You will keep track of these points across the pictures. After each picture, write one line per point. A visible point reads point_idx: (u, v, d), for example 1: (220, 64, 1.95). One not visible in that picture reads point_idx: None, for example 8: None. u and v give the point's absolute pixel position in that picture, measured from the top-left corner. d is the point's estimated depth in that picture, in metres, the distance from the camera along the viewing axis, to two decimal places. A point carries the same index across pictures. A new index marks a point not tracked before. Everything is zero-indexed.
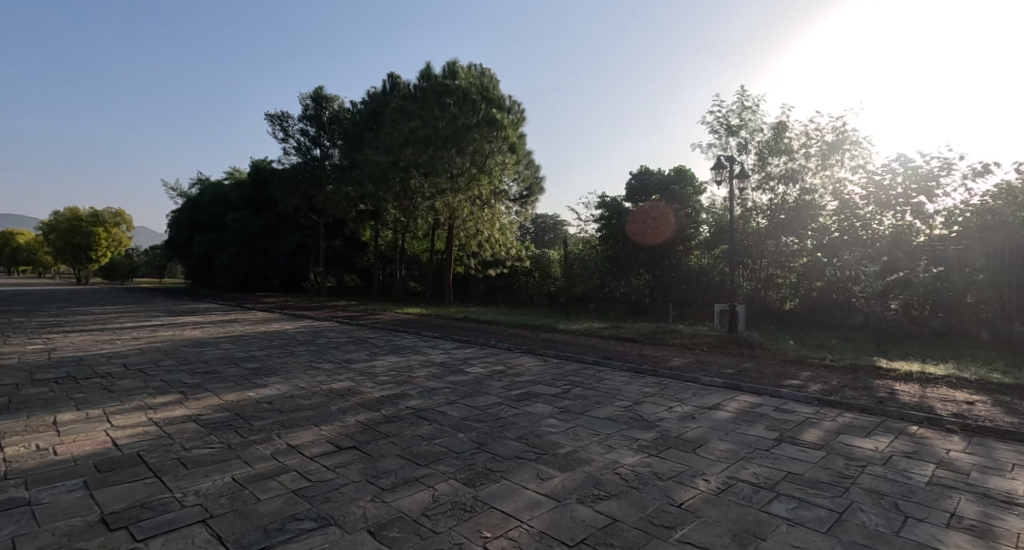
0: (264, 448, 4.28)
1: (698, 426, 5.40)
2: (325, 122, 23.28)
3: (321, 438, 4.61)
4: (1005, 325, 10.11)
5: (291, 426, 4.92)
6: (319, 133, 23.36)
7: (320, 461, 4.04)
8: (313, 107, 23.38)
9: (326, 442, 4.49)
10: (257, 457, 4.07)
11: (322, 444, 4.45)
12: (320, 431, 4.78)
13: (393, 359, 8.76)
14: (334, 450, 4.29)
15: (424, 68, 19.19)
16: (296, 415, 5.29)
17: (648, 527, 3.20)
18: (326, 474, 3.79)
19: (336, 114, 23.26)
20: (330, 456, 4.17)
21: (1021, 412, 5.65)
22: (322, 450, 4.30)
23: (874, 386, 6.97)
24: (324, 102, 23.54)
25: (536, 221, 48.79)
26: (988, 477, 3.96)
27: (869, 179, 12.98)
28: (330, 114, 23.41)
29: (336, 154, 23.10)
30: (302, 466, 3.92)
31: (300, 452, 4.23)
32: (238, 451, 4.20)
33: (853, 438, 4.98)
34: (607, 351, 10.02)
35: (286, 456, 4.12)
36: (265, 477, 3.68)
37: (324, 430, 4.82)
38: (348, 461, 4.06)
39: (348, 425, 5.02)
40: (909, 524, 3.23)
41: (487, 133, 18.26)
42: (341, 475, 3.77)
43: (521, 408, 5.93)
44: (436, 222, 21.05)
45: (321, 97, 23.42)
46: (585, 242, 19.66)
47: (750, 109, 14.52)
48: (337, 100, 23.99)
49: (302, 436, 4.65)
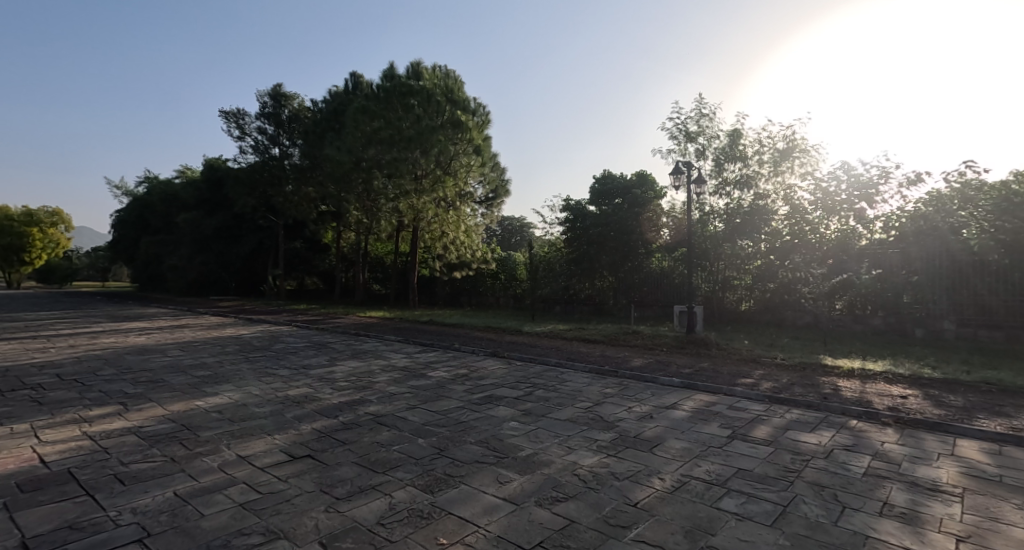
0: (210, 460, 4.12)
1: (656, 426, 5.52)
2: (284, 120, 22.61)
3: (274, 447, 4.47)
4: (936, 323, 10.81)
5: (242, 436, 4.75)
6: (277, 132, 22.65)
7: (272, 471, 3.92)
8: (271, 105, 22.64)
9: (279, 452, 4.36)
10: (203, 470, 3.91)
11: (274, 454, 4.31)
12: (273, 440, 4.64)
13: (354, 364, 8.58)
14: (288, 460, 4.17)
15: (387, 68, 18.91)
16: (248, 424, 5.11)
17: (604, 527, 3.24)
18: (278, 485, 3.67)
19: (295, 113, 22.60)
20: (283, 466, 4.05)
21: (948, 404, 6.02)
22: (274, 460, 4.16)
23: (819, 383, 7.29)
24: (284, 99, 22.85)
25: (502, 222, 48.99)
26: (917, 466, 4.21)
27: (817, 185, 13.59)
28: (290, 112, 22.75)
29: (296, 153, 22.50)
30: (252, 477, 3.80)
31: (250, 463, 4.09)
32: (182, 464, 4.02)
33: (799, 434, 5.19)
34: (571, 353, 10.12)
35: (234, 468, 3.97)
36: (211, 491, 3.54)
37: (278, 439, 4.68)
38: (302, 471, 3.96)
39: (303, 433, 4.89)
40: (847, 514, 3.39)
41: (452, 134, 18.18)
42: (294, 486, 3.66)
43: (483, 412, 5.92)
44: (399, 223, 20.76)
45: (280, 94, 22.70)
46: (550, 245, 19.97)
47: (708, 116, 14.98)
48: (297, 98, 23.25)
49: (253, 446, 4.50)
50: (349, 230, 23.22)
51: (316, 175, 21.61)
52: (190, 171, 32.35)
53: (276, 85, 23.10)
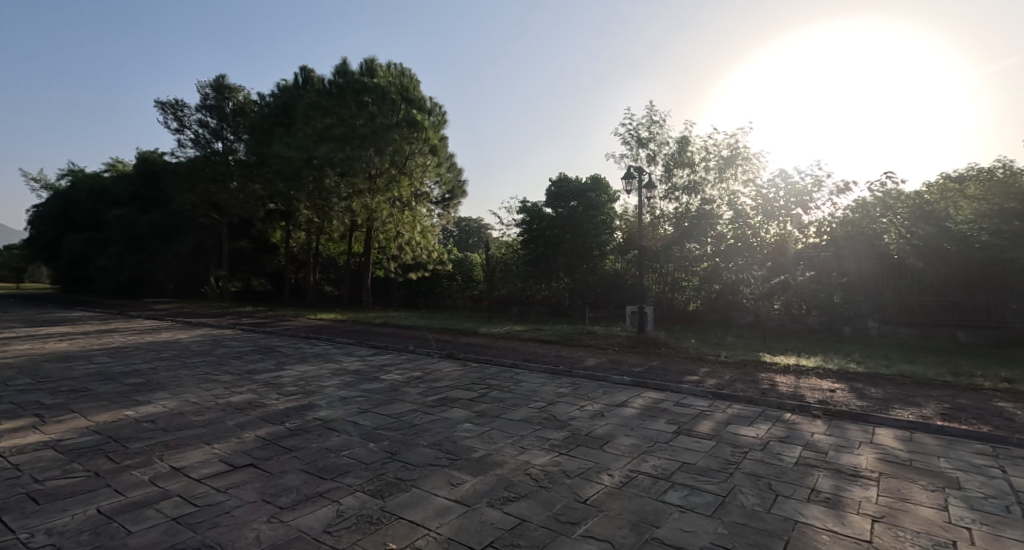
0: (140, 474, 3.92)
1: (607, 423, 5.67)
2: (228, 114, 21.76)
3: (213, 457, 4.30)
4: (862, 322, 11.60)
5: (177, 446, 4.54)
6: (220, 126, 21.78)
7: (209, 483, 3.78)
8: (214, 97, 21.70)
9: (218, 462, 4.20)
10: (131, 484, 3.73)
11: (213, 464, 4.15)
12: (212, 450, 4.47)
13: (302, 368, 8.35)
14: (228, 470, 4.03)
15: (340, 64, 18.42)
16: (184, 434, 4.90)
17: (554, 525, 3.32)
18: (216, 497, 3.55)
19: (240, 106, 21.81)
20: (222, 476, 3.91)
21: (870, 396, 6.49)
22: (213, 471, 4.01)
23: (759, 379, 7.66)
24: (228, 92, 21.91)
25: (459, 222, 48.70)
26: (842, 454, 4.52)
27: (758, 192, 14.32)
28: (234, 105, 21.92)
29: (241, 148, 21.66)
30: (188, 490, 3.65)
31: (185, 475, 3.92)
32: (107, 479, 3.82)
33: (739, 427, 5.46)
34: (526, 354, 10.21)
35: (167, 481, 3.80)
36: (140, 506, 3.39)
37: (217, 448, 4.51)
38: (243, 481, 3.83)
39: (246, 441, 4.74)
40: (779, 502, 3.60)
41: (407, 134, 17.96)
42: (234, 497, 3.55)
43: (437, 414, 5.89)
44: (352, 222, 20.31)
45: (223, 87, 21.77)
46: (507, 246, 20.09)
47: (658, 123, 15.47)
48: (242, 91, 22.39)
49: (190, 457, 4.31)
50: (300, 229, 22.60)
51: (262, 172, 20.95)
52: (121, 163, 30.44)
53: (218, 77, 22.14)
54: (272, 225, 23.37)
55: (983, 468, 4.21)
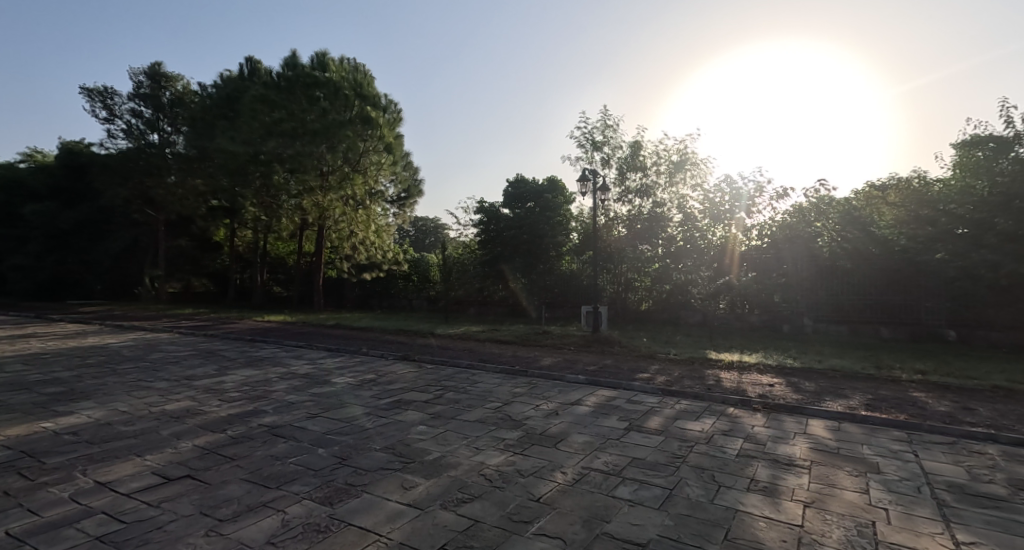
0: (59, 491, 3.69)
1: (561, 422, 5.76)
2: (165, 104, 20.79)
3: (144, 470, 4.09)
4: (798, 319, 12.30)
5: (103, 459, 4.30)
6: (156, 116, 20.81)
7: (139, 497, 3.59)
8: (149, 85, 20.66)
9: (150, 474, 4.00)
10: (47, 503, 3.50)
11: (144, 477, 3.95)
12: (143, 462, 4.25)
13: (247, 373, 8.05)
14: (162, 482, 3.84)
15: (289, 56, 17.83)
16: (112, 446, 4.64)
17: (506, 524, 3.35)
18: (147, 511, 3.38)
19: (179, 96, 20.90)
20: (155, 489, 3.72)
21: (805, 389, 6.87)
22: (144, 484, 3.82)
23: (706, 376, 7.97)
24: (166, 81, 21.03)
25: (415, 222, 48.11)
26: (778, 445, 4.77)
27: (705, 196, 14.86)
28: (172, 95, 20.96)
29: (180, 141, 20.69)
30: (115, 506, 3.46)
31: (112, 490, 3.71)
32: (20, 498, 3.57)
33: (686, 422, 5.66)
34: (482, 354, 10.21)
35: (92, 497, 3.59)
36: (59, 526, 3.19)
37: (149, 460, 4.30)
38: (179, 493, 3.67)
39: (182, 451, 4.53)
40: (722, 492, 3.77)
41: (361, 131, 17.53)
42: (167, 511, 3.39)
43: (389, 417, 5.82)
44: (302, 220, 19.77)
45: (159, 75, 20.80)
46: (464, 247, 20.04)
47: (612, 127, 15.80)
48: (182, 80, 21.47)
49: (118, 470, 4.08)
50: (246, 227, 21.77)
51: (205, 168, 20.01)
52: (40, 154, 28.26)
53: (154, 64, 21.06)
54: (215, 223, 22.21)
55: (900, 453, 4.54)
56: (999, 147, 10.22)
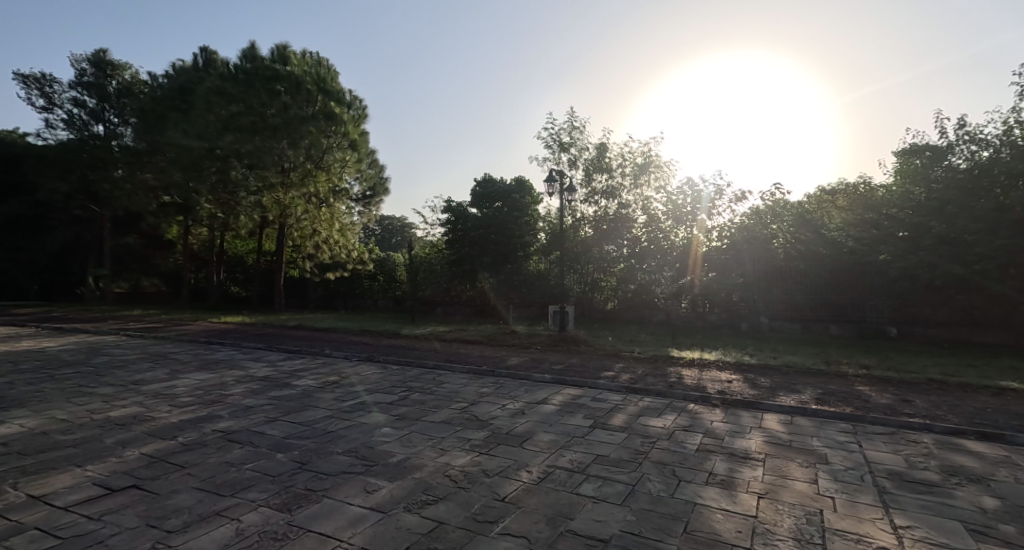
0: None
1: (526, 421, 5.79)
2: (110, 93, 19.96)
3: (84, 481, 3.89)
4: (755, 318, 12.74)
5: (38, 472, 4.07)
6: (101, 106, 20.00)
7: (80, 510, 3.42)
8: (93, 73, 19.91)
9: (91, 486, 3.81)
10: None
11: (84, 489, 3.76)
12: (84, 473, 4.05)
13: (201, 376, 7.78)
14: (104, 494, 3.67)
15: (247, 48, 17.25)
16: (49, 457, 4.39)
17: (471, 525, 3.35)
18: (87, 525, 3.22)
19: (126, 85, 20.12)
20: (97, 501, 3.55)
21: (762, 385, 7.11)
22: (84, 497, 3.63)
23: (668, 373, 8.15)
24: (113, 69, 20.23)
25: (381, 221, 47.46)
26: (735, 439, 4.93)
27: (668, 198, 15.18)
28: (119, 85, 20.15)
29: (127, 133, 19.88)
30: (51, 520, 3.28)
31: (48, 504, 3.52)
32: None
33: (649, 419, 5.78)
34: (448, 355, 10.16)
35: (25, 513, 3.39)
36: None
37: (90, 471, 4.09)
38: (124, 504, 3.51)
39: (127, 460, 4.34)
40: (682, 486, 3.86)
41: (325, 127, 17.16)
42: (111, 523, 3.24)
43: (352, 420, 5.73)
44: (262, 218, 19.26)
45: (105, 63, 20.08)
46: (431, 246, 19.93)
47: (579, 129, 15.98)
48: (130, 69, 20.73)
49: (54, 482, 3.88)
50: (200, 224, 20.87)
51: (155, 160, 18.80)
52: None
53: (97, 50, 20.18)
54: (167, 221, 21.00)
55: (846, 443, 4.76)
56: (935, 156, 11.20)
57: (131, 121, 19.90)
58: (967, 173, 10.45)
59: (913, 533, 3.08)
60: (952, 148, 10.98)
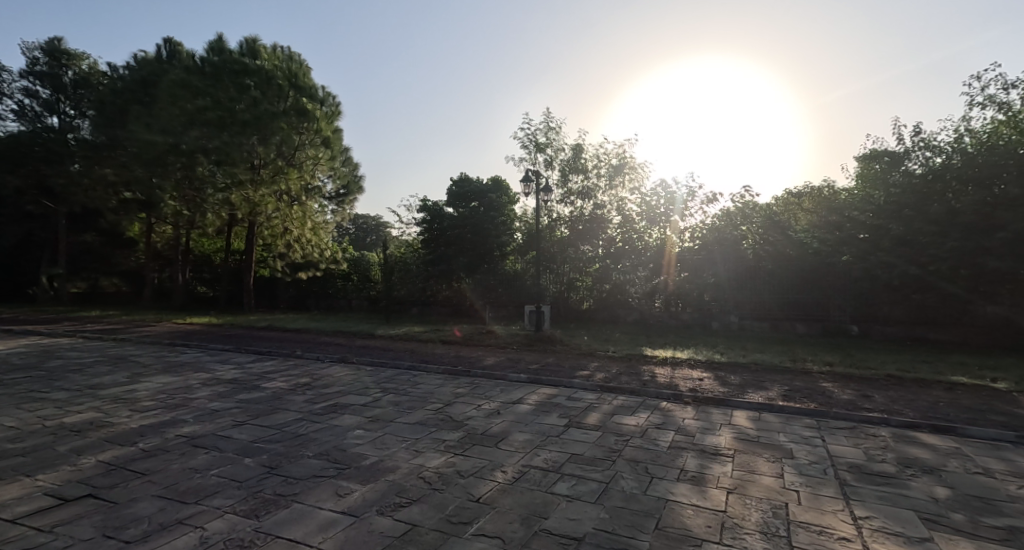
0: None
1: (502, 421, 5.78)
2: (66, 84, 19.33)
3: (35, 492, 3.72)
4: (725, 317, 12.98)
5: None
6: (56, 97, 19.37)
7: (31, 521, 3.27)
8: (47, 62, 19.21)
9: (43, 496, 3.64)
10: None
11: (35, 500, 3.59)
12: (35, 483, 3.87)
13: (165, 379, 7.54)
14: (57, 504, 3.51)
15: (215, 40, 16.73)
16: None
17: (445, 527, 3.32)
18: (38, 536, 3.08)
19: (84, 76, 19.48)
20: (49, 512, 3.40)
21: (732, 383, 7.26)
22: (35, 507, 3.47)
23: (642, 372, 8.25)
24: (68, 59, 19.56)
25: (355, 220, 46.83)
26: (706, 436, 5.01)
27: (643, 199, 15.36)
28: (75, 75, 19.51)
29: (85, 125, 19.30)
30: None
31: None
32: None
33: (623, 417, 5.84)
34: (423, 355, 10.08)
35: None
36: None
37: (42, 480, 3.92)
38: (80, 514, 3.37)
39: (83, 468, 4.17)
40: (654, 483, 3.91)
41: (296, 123, 16.84)
42: (65, 534, 3.10)
43: (324, 422, 5.63)
44: (229, 216, 18.78)
45: (61, 53, 19.40)
46: (407, 246, 19.78)
47: (555, 130, 16.05)
48: (87, 59, 20.10)
49: (3, 493, 3.70)
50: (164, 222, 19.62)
51: (116, 156, 18.19)
52: None
53: (51, 38, 19.43)
54: (129, 218, 19.78)
55: (811, 438, 4.89)
56: (892, 161, 11.65)
57: (89, 113, 19.32)
58: (922, 179, 10.84)
59: (872, 523, 3.18)
60: (909, 154, 11.42)
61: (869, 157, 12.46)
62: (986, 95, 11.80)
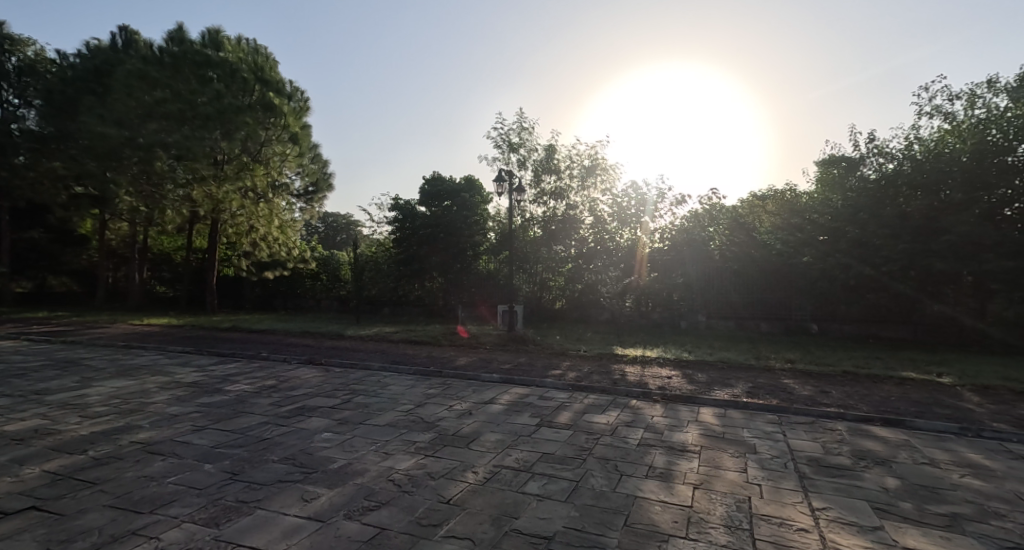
0: None
1: (474, 421, 5.75)
2: (10, 71, 18.44)
3: None
4: (693, 316, 13.19)
5: None
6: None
7: None
8: None
9: None
10: None
11: None
12: None
13: (119, 384, 7.24)
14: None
15: (174, 30, 16.19)
16: None
17: (415, 529, 3.27)
18: None
19: (30, 63, 18.61)
20: None
21: (699, 380, 7.39)
22: None
23: (613, 370, 8.32)
24: (12, 44, 18.75)
25: (325, 219, 46.01)
26: (673, 433, 5.08)
27: (614, 200, 15.48)
28: (20, 62, 18.64)
29: (31, 114, 18.38)
30: None
31: None
32: None
33: (594, 416, 5.87)
34: (393, 356, 9.96)
35: None
36: None
37: None
38: (23, 528, 3.19)
39: (28, 479, 3.96)
40: (624, 480, 3.94)
41: (263, 118, 16.44)
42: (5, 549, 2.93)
43: (290, 426, 5.50)
44: (191, 213, 18.15)
45: (5, 38, 18.55)
46: (378, 245, 19.53)
47: (528, 130, 16.07)
48: (32, 46, 19.25)
49: None
50: (120, 219, 18.83)
51: (65, 148, 17.27)
52: None
53: None
54: (79, 214, 18.70)
55: (773, 433, 5.01)
56: (849, 166, 12.08)
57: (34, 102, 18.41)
58: (876, 184, 11.35)
59: (828, 513, 3.27)
60: (864, 159, 11.89)
61: (827, 162, 12.79)
62: (933, 106, 12.36)
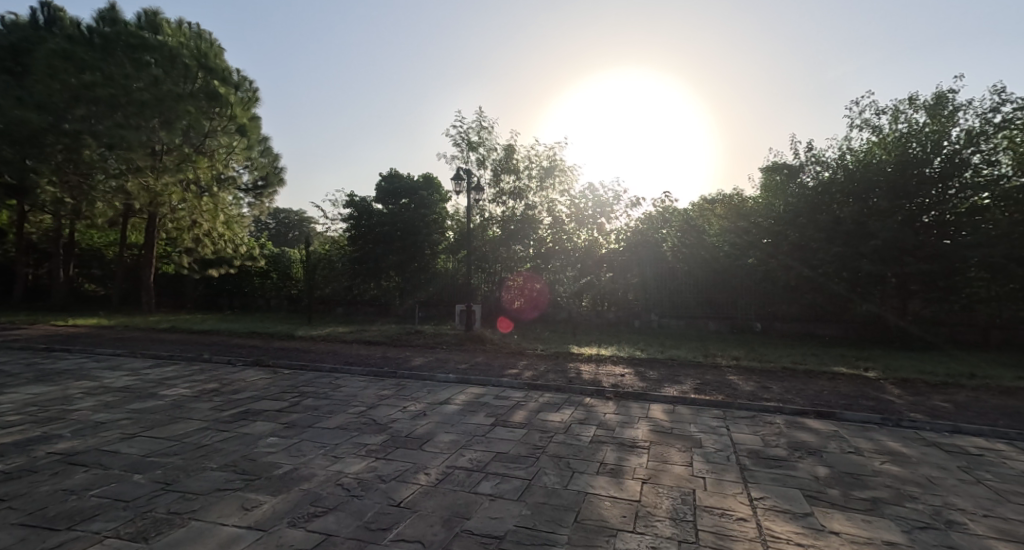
0: None
1: (427, 422, 5.65)
2: None
3: None
4: (645, 315, 13.56)
5: None
6: None
7: None
8: None
9: None
10: None
11: None
12: None
13: (40, 389, 6.71)
14: None
15: (106, 9, 15.20)
16: None
17: (362, 534, 3.17)
18: None
19: None
20: None
21: (651, 377, 7.55)
22: None
23: (568, 369, 8.38)
24: None
25: (275, 214, 44.46)
26: (624, 429, 5.14)
27: (572, 201, 15.65)
28: None
29: None
30: None
31: None
32: None
33: (548, 414, 5.88)
34: (346, 357, 9.70)
35: None
36: None
37: None
38: None
39: None
40: (576, 477, 3.95)
41: (207, 108, 15.55)
42: None
43: (232, 431, 5.25)
44: (125, 206, 17.02)
45: None
46: (331, 242, 19.02)
47: (487, 129, 15.99)
48: None
49: None
50: (42, 210, 17.48)
51: None
52: None
53: None
54: None
55: (718, 428, 5.16)
56: (790, 173, 12.60)
57: None
58: (813, 191, 11.86)
59: (766, 503, 3.38)
60: (804, 167, 12.43)
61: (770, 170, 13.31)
62: (863, 119, 13.08)
